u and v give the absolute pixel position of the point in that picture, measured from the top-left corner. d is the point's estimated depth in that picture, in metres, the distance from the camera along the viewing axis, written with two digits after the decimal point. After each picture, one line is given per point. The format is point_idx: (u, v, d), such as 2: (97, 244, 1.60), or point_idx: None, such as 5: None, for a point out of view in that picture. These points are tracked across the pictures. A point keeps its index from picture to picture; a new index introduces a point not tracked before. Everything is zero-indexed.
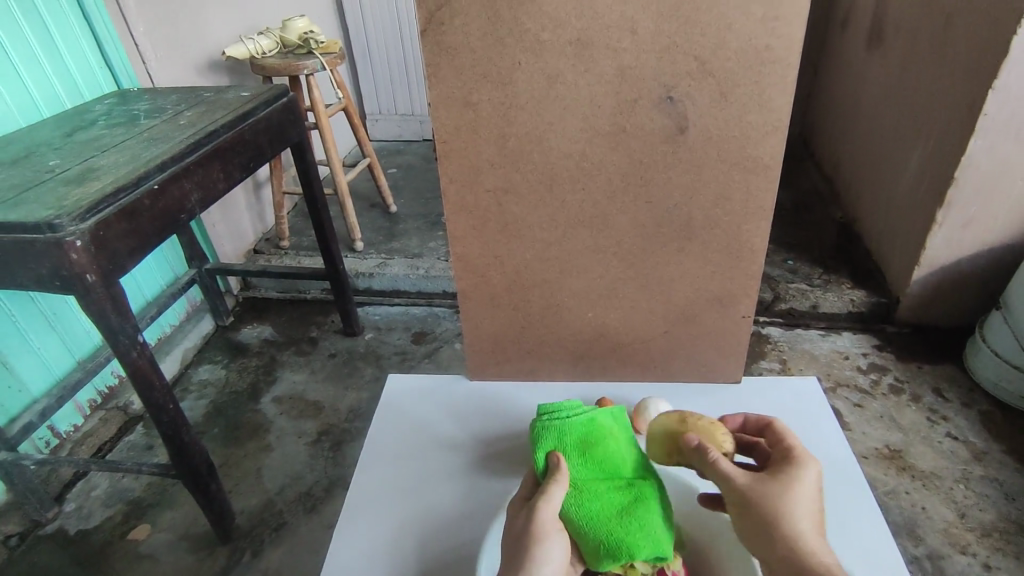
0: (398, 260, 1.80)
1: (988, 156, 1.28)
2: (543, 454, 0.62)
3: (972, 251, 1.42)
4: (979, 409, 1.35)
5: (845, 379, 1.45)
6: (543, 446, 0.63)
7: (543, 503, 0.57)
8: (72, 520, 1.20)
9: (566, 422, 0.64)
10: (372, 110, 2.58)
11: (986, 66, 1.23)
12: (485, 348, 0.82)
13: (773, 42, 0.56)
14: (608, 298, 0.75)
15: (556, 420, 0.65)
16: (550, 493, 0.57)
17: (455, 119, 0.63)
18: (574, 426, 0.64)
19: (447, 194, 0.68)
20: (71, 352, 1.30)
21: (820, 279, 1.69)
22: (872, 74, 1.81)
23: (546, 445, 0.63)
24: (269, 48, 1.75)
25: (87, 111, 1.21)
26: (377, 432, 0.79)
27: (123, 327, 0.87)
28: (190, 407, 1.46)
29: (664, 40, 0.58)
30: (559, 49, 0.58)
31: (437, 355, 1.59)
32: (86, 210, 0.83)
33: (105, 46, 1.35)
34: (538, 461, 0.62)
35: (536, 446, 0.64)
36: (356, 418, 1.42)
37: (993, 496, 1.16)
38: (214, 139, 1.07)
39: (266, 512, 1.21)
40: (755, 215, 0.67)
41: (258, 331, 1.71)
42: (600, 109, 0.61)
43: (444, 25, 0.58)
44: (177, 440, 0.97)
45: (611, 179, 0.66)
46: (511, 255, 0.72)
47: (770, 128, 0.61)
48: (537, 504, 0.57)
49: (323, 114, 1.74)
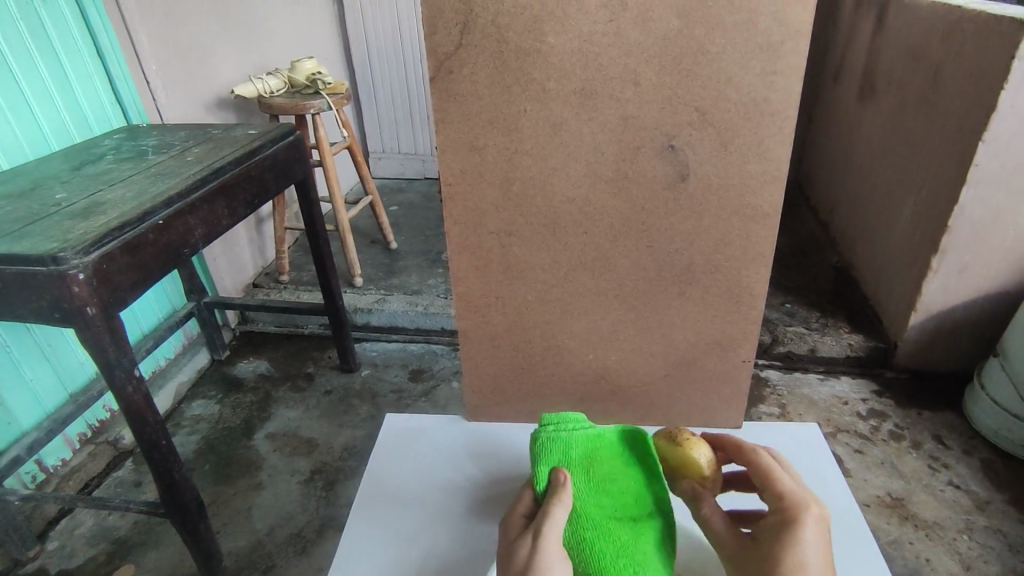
0: (397, 297, 1.80)
1: (980, 205, 1.31)
2: (545, 471, 0.61)
3: (968, 298, 1.43)
4: (979, 457, 1.33)
5: (845, 425, 1.44)
6: (545, 462, 0.61)
7: (545, 525, 0.55)
8: (54, 559, 1.17)
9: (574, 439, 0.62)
10: (375, 148, 2.62)
11: (975, 119, 1.27)
12: (485, 389, 0.81)
13: (771, 95, 0.58)
14: (609, 341, 0.75)
15: (561, 434, 0.62)
16: (552, 513, 0.56)
17: (462, 163, 0.64)
18: (577, 443, 0.62)
19: (451, 234, 0.69)
20: (64, 384, 1.28)
21: (818, 322, 1.70)
22: (865, 124, 1.85)
23: (549, 462, 0.61)
24: (278, 87, 1.79)
25: (96, 146, 1.23)
26: (373, 472, 0.78)
27: (120, 361, 0.87)
28: (181, 442, 1.44)
29: (666, 91, 0.59)
30: (564, 98, 0.60)
31: (433, 393, 1.58)
32: (91, 244, 0.83)
33: (117, 83, 1.39)
34: (540, 476, 0.60)
35: (537, 461, 0.62)
36: (350, 456, 1.39)
37: (998, 548, 1.14)
38: (220, 176, 1.09)
39: (255, 554, 1.17)
40: (755, 261, 0.68)
41: (254, 365, 1.69)
42: (603, 156, 0.63)
43: (453, 73, 0.60)
44: (168, 477, 0.95)
45: (612, 224, 0.67)
46: (513, 296, 0.73)
47: (770, 177, 0.62)
48: (540, 526, 0.55)
49: (327, 151, 1.77)
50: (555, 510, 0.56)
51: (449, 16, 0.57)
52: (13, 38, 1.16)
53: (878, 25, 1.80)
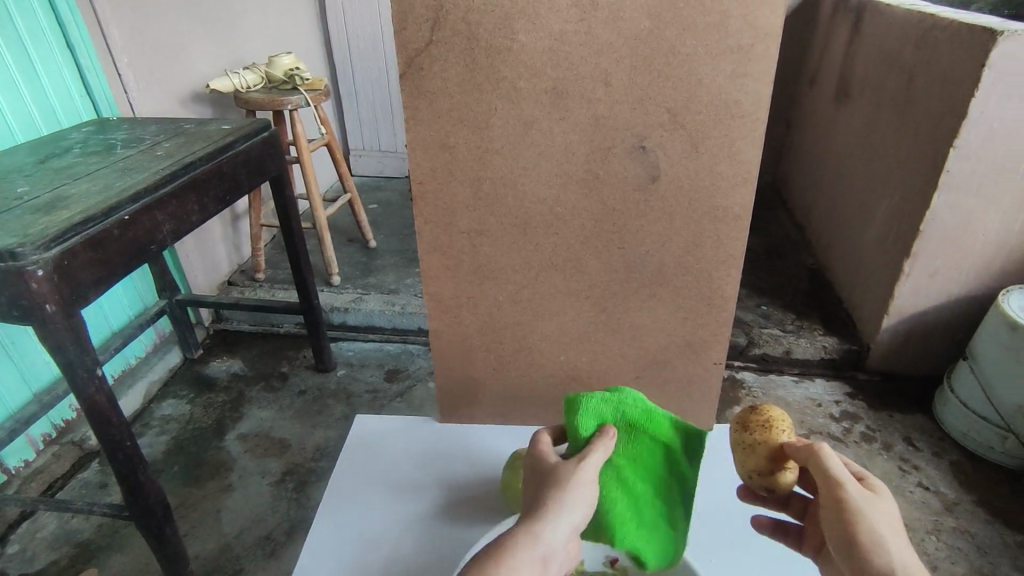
0: (374, 296, 1.78)
1: (951, 211, 1.33)
2: (591, 424, 0.64)
3: (938, 302, 1.45)
4: (948, 459, 1.36)
5: (818, 426, 1.45)
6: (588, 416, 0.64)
7: (584, 462, 0.60)
8: (14, 564, 1.13)
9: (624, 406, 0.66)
10: (355, 146, 2.60)
11: (946, 127, 1.29)
12: (455, 391, 0.81)
13: (742, 98, 0.58)
14: (580, 342, 0.75)
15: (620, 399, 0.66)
16: (592, 455, 0.60)
17: (432, 161, 0.64)
18: (633, 409, 0.65)
19: (421, 234, 0.68)
20: (28, 384, 1.25)
21: (793, 325, 1.71)
22: (840, 129, 1.88)
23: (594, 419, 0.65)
24: (255, 82, 1.76)
25: (63, 139, 1.20)
26: (340, 474, 0.76)
27: (81, 360, 0.84)
28: (150, 443, 1.41)
29: (638, 92, 0.59)
30: (535, 97, 0.60)
31: (409, 394, 1.56)
32: (51, 239, 0.80)
33: (87, 74, 1.35)
34: (585, 426, 0.64)
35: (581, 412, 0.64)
36: (323, 457, 1.38)
37: (964, 548, 1.16)
38: (191, 171, 1.06)
39: (223, 557, 1.15)
40: (725, 263, 0.68)
41: (228, 365, 1.66)
42: (574, 156, 0.62)
43: (423, 70, 0.59)
44: (132, 478, 0.93)
45: (583, 225, 0.66)
46: (483, 297, 0.72)
47: (740, 179, 0.63)
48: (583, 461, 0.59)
49: (305, 148, 1.75)
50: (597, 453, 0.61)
51: (418, 12, 0.57)
52: None
53: (854, 31, 1.82)
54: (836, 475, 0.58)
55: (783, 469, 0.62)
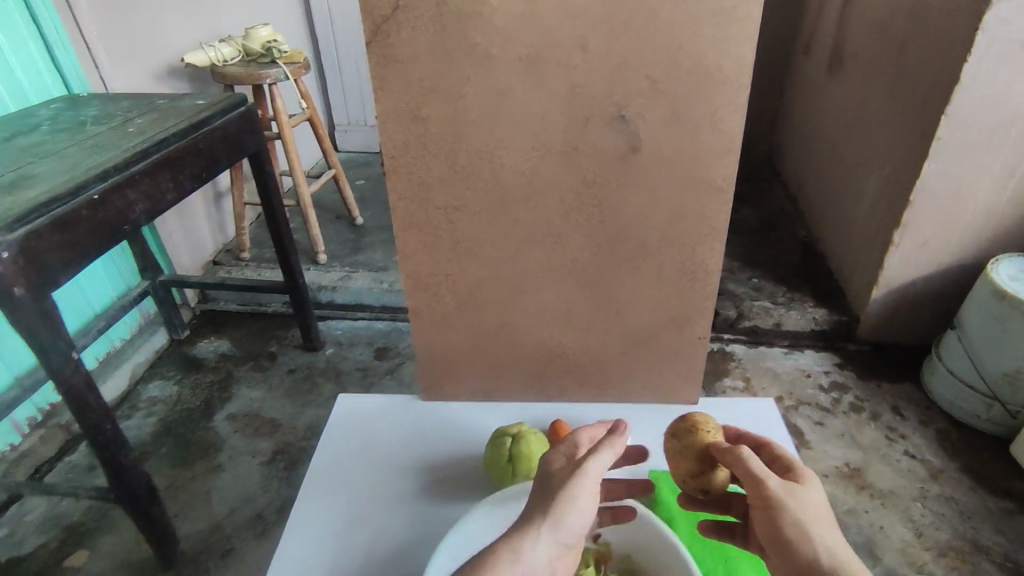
0: (362, 274, 1.76)
1: (942, 179, 1.32)
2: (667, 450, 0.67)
3: (928, 271, 1.45)
4: (936, 427, 1.36)
5: (807, 397, 1.45)
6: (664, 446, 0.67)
7: (586, 467, 0.56)
8: (3, 547, 1.13)
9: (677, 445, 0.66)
10: (341, 121, 2.54)
11: (939, 93, 1.26)
12: (438, 369, 0.79)
13: (724, 63, 0.56)
14: (563, 319, 0.74)
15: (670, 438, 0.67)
16: (596, 458, 0.57)
17: (404, 134, 0.61)
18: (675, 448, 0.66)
19: (396, 210, 0.66)
20: (9, 368, 1.23)
21: (784, 296, 1.70)
22: (833, 97, 1.85)
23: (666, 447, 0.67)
24: (231, 56, 1.70)
25: (32, 116, 1.16)
26: (324, 455, 0.75)
27: (55, 343, 0.83)
28: (138, 424, 1.40)
29: (616, 59, 0.57)
30: (509, 65, 0.57)
31: (399, 371, 1.56)
32: (15, 220, 0.78)
33: (54, 48, 1.31)
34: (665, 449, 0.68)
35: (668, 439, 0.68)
36: (313, 436, 1.37)
37: (949, 514, 1.17)
38: (164, 148, 1.03)
39: (214, 537, 1.15)
40: (709, 235, 0.66)
41: (215, 345, 1.65)
42: (551, 127, 0.60)
43: (391, 37, 0.56)
44: (115, 462, 0.92)
45: (563, 198, 0.64)
46: (462, 274, 0.70)
47: (723, 149, 0.61)
48: (586, 463, 0.56)
49: (286, 123, 1.70)
50: (602, 456, 0.57)
51: None
52: None
53: None
54: (759, 474, 0.58)
55: (714, 472, 0.64)
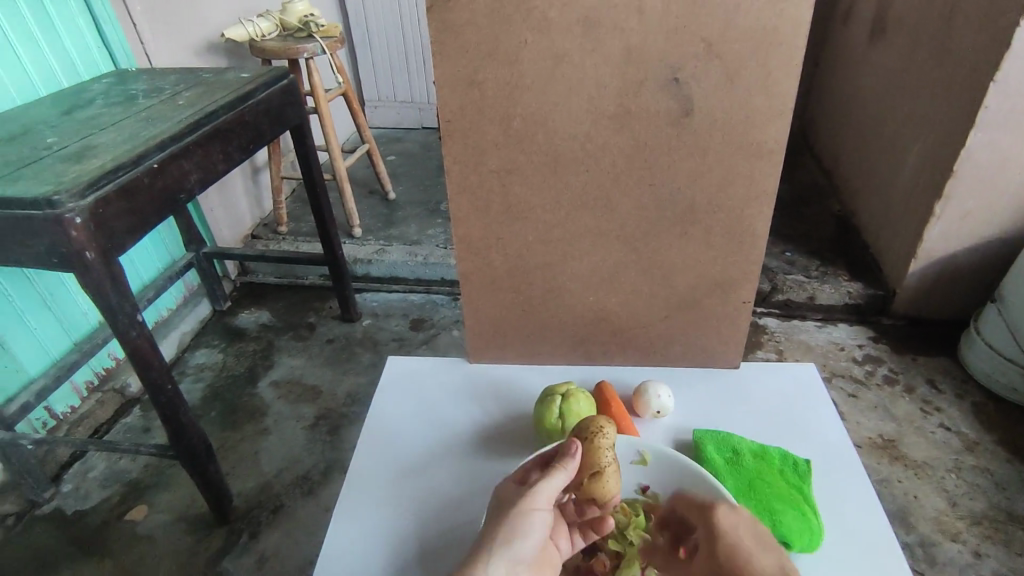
0: (396, 247, 1.79)
1: (987, 149, 1.29)
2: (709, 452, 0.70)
3: (969, 244, 1.43)
4: (972, 401, 1.36)
5: (840, 370, 1.46)
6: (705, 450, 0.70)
7: (542, 486, 0.57)
8: (69, 501, 1.20)
9: (712, 454, 0.69)
10: (371, 97, 2.56)
11: (987, 60, 1.23)
12: (486, 332, 0.82)
13: (781, 24, 0.57)
14: (610, 282, 0.75)
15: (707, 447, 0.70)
16: (553, 477, 0.57)
17: (461, 99, 0.63)
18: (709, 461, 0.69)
19: (451, 174, 0.68)
20: (68, 333, 1.29)
21: (818, 270, 1.69)
22: (873, 67, 1.81)
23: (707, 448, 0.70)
24: (269, 31, 1.73)
25: (85, 90, 1.20)
26: (378, 413, 0.79)
27: (122, 306, 0.87)
28: (187, 390, 1.46)
29: (672, 21, 0.57)
30: (565, 29, 0.58)
31: (434, 341, 1.60)
32: (86, 187, 0.82)
33: (102, 24, 1.34)
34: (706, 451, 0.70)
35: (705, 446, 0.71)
36: (354, 403, 1.42)
37: (984, 485, 1.18)
38: (214, 119, 1.06)
39: (263, 495, 1.21)
40: (758, 199, 0.67)
41: (256, 316, 1.70)
42: (605, 90, 0.61)
43: (452, 2, 0.58)
44: (176, 420, 0.97)
45: (614, 162, 0.66)
46: (513, 237, 0.72)
47: (776, 112, 0.61)
48: (538, 484, 0.57)
49: (322, 98, 1.73)
50: (558, 473, 0.58)
51: None
52: None
53: None
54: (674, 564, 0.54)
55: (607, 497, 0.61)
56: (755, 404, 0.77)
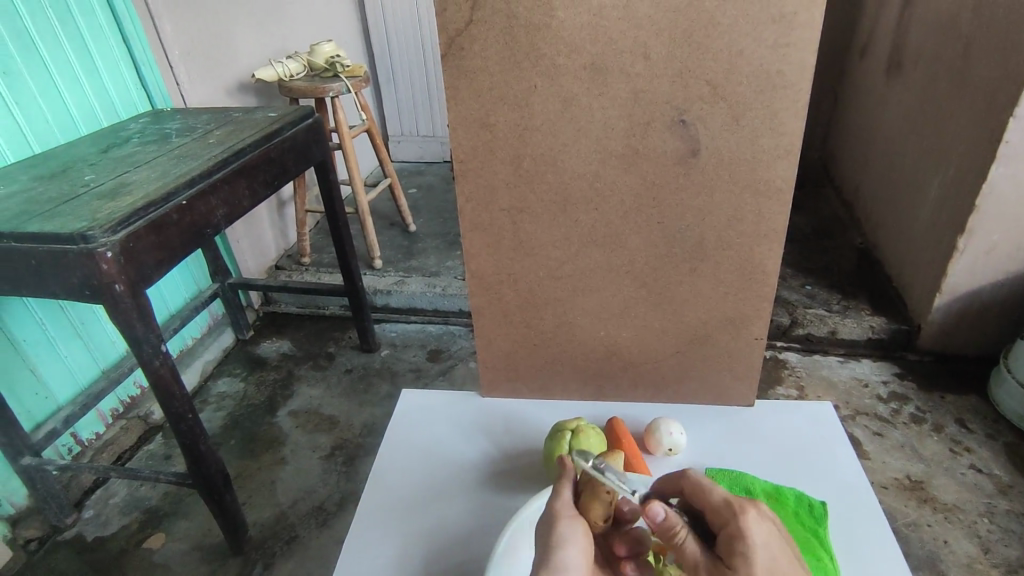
0: (415, 279, 1.82)
1: (1010, 184, 1.28)
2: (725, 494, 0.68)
3: (995, 279, 1.40)
4: (1004, 441, 1.31)
5: (865, 408, 1.42)
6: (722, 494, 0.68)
7: (557, 496, 0.55)
8: (90, 527, 1.22)
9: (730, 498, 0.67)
10: (395, 131, 2.63)
11: (1007, 95, 1.23)
12: (498, 366, 0.83)
13: (785, 68, 0.58)
14: (620, 318, 0.76)
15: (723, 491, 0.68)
16: (561, 484, 0.55)
17: (473, 140, 0.65)
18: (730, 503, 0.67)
19: (463, 212, 0.70)
20: (96, 361, 1.33)
21: (839, 304, 1.66)
22: (892, 100, 1.81)
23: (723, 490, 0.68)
24: (297, 71, 1.80)
25: (122, 129, 1.26)
26: (390, 449, 0.79)
27: (147, 337, 0.90)
28: (208, 418, 1.48)
29: (678, 65, 0.59)
30: (573, 73, 0.60)
31: (451, 372, 1.61)
32: (118, 223, 0.86)
33: (141, 67, 1.41)
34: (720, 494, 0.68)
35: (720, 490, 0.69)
36: (370, 433, 1.43)
37: (1019, 531, 1.13)
38: (241, 157, 1.11)
39: (278, 525, 1.22)
40: (767, 237, 0.67)
41: (277, 345, 1.73)
42: (613, 131, 0.63)
43: (463, 50, 0.60)
44: (195, 449, 0.99)
45: (623, 201, 0.67)
46: (524, 273, 0.74)
47: (782, 152, 0.62)
48: (552, 497, 0.55)
49: (347, 135, 1.79)
50: (565, 480, 0.55)
51: None
52: (42, 23, 1.19)
53: None
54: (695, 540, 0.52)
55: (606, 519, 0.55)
56: (769, 443, 0.76)
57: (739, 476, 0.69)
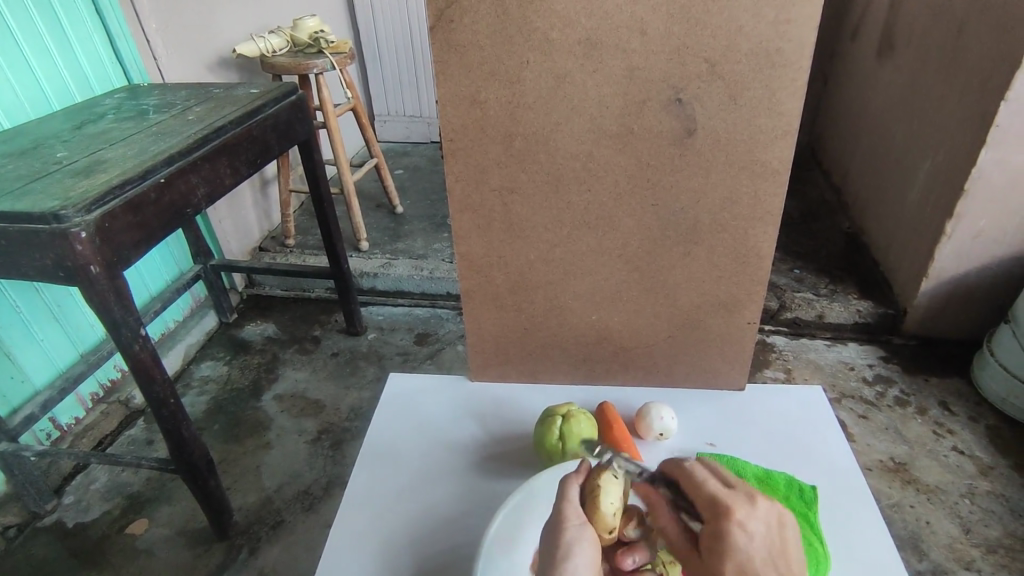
0: (402, 261, 1.80)
1: (998, 169, 1.28)
2: None
3: (981, 263, 1.41)
4: (986, 424, 1.33)
5: (851, 391, 1.43)
6: None
7: (564, 500, 0.53)
8: (70, 513, 1.20)
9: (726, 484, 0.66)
10: (381, 111, 2.58)
11: (1000, 77, 1.22)
12: (488, 350, 0.81)
13: (784, 45, 0.56)
14: (612, 301, 0.74)
15: None
16: (567, 489, 0.53)
17: (462, 118, 0.63)
18: None
19: (453, 191, 0.68)
20: (74, 344, 1.30)
21: (827, 288, 1.67)
22: (883, 83, 1.80)
23: None
24: (280, 46, 1.75)
25: (97, 105, 1.21)
26: (376, 432, 0.78)
27: (125, 320, 0.87)
28: (190, 402, 1.46)
29: (674, 42, 0.57)
30: (568, 49, 0.58)
31: (439, 356, 1.59)
32: (92, 202, 0.83)
33: (116, 39, 1.36)
34: None
35: None
36: (356, 417, 1.42)
37: (999, 511, 1.15)
38: (222, 134, 1.07)
39: (264, 510, 1.20)
40: (763, 220, 0.66)
41: (261, 328, 1.71)
42: (608, 110, 0.61)
43: (453, 22, 0.58)
44: (176, 434, 0.97)
45: (617, 181, 0.65)
46: (515, 256, 0.72)
47: (779, 132, 0.60)
48: (559, 504, 0.53)
49: (331, 113, 1.74)
50: (570, 483, 0.54)
51: None
52: None
53: None
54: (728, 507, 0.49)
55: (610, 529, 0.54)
56: (760, 426, 0.76)
57: (732, 460, 0.69)
